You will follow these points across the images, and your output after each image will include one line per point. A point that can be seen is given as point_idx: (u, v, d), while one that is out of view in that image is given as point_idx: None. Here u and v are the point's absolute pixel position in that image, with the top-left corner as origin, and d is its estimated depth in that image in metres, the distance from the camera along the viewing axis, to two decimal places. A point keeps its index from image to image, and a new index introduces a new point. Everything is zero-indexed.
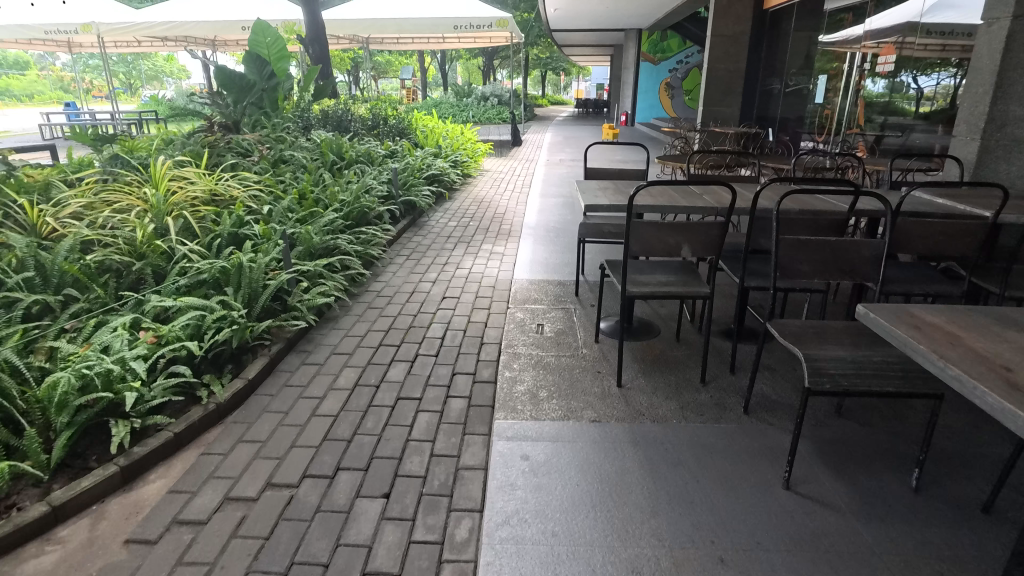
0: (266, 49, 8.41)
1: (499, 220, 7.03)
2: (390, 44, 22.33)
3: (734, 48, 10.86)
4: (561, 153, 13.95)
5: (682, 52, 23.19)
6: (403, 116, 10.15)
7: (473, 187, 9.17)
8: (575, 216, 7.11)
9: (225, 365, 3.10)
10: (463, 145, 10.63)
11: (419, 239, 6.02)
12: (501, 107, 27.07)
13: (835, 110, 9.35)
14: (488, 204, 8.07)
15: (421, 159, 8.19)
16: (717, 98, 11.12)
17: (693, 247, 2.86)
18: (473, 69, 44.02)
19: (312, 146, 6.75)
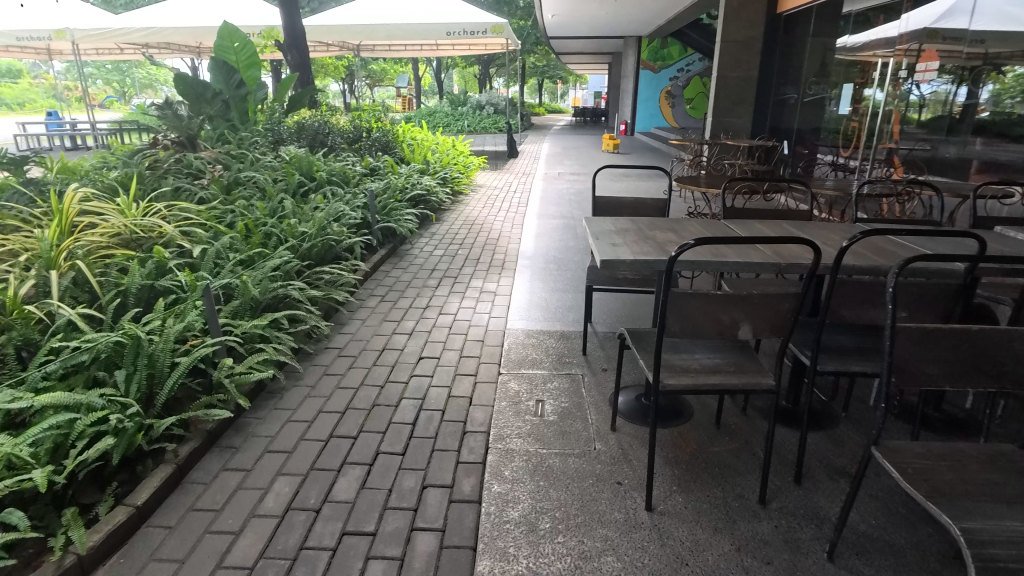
0: (234, 55, 7.64)
1: (492, 248, 6.20)
2: (382, 52, 21.60)
3: (745, 54, 10.28)
4: (559, 166, 13.16)
5: (682, 60, 22.33)
6: (388, 127, 9.33)
7: (465, 206, 8.35)
8: (578, 243, 6.30)
9: (108, 483, 2.27)
10: (455, 160, 9.81)
11: (397, 274, 5.18)
12: (497, 117, 26.34)
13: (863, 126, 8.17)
14: (479, 227, 7.25)
15: (406, 177, 7.37)
16: (727, 109, 10.49)
17: (757, 328, 2.03)
18: (470, 77, 43.44)
19: (278, 164, 5.93)
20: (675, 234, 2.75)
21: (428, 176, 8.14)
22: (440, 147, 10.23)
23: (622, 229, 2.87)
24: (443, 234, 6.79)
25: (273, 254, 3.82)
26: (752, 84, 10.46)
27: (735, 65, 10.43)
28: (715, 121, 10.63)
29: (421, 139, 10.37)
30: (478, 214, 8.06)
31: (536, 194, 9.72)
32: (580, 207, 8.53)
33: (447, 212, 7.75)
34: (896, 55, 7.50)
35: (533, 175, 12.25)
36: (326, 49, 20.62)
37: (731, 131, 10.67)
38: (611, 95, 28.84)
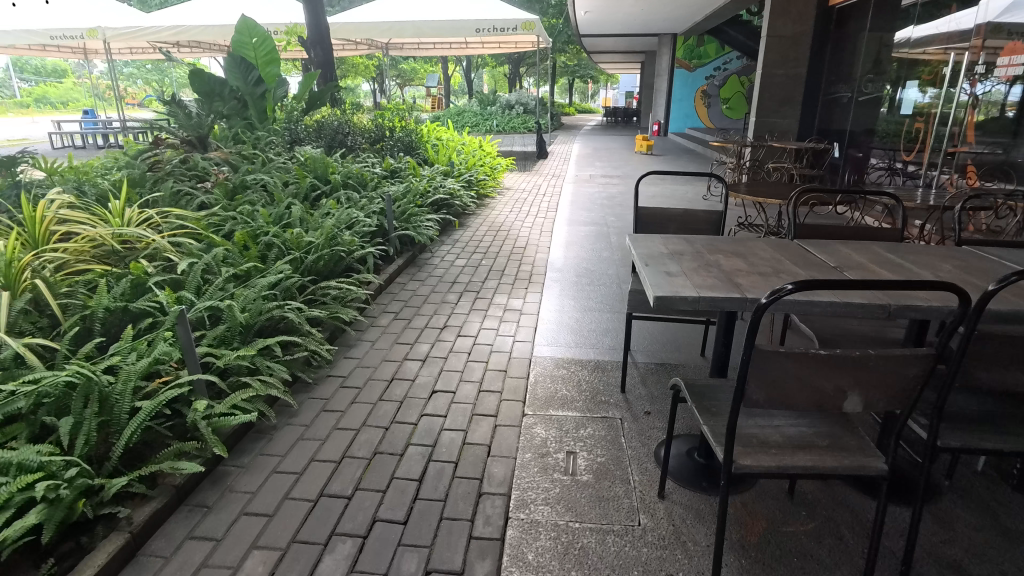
0: (252, 51, 7.27)
1: (517, 258, 5.72)
2: (411, 50, 21.35)
3: (794, 50, 9.67)
4: (590, 169, 12.63)
5: (720, 58, 21.70)
6: (412, 127, 8.91)
7: (490, 211, 7.92)
8: (612, 254, 5.78)
9: (45, 558, 1.88)
10: (481, 162, 9.35)
11: (414, 287, 4.75)
12: (527, 116, 25.89)
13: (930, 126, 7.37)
14: (505, 233, 6.78)
15: (429, 179, 6.93)
16: (772, 108, 9.88)
17: (869, 398, 1.52)
18: (499, 77, 43.17)
19: (291, 167, 5.56)
20: (742, 258, 2.24)
21: (453, 178, 7.70)
22: (466, 148, 9.79)
23: (675, 250, 2.37)
24: (466, 241, 6.33)
25: (273, 268, 3.41)
26: (800, 82, 9.78)
27: (781, 63, 9.76)
28: (759, 121, 9.97)
29: (447, 139, 9.95)
30: (505, 219, 7.58)
31: (566, 198, 9.22)
32: (614, 212, 7.99)
33: (471, 217, 7.30)
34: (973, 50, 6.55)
35: (562, 177, 11.72)
36: (355, 48, 20.42)
37: (776, 132, 10.00)
38: (644, 95, 28.10)
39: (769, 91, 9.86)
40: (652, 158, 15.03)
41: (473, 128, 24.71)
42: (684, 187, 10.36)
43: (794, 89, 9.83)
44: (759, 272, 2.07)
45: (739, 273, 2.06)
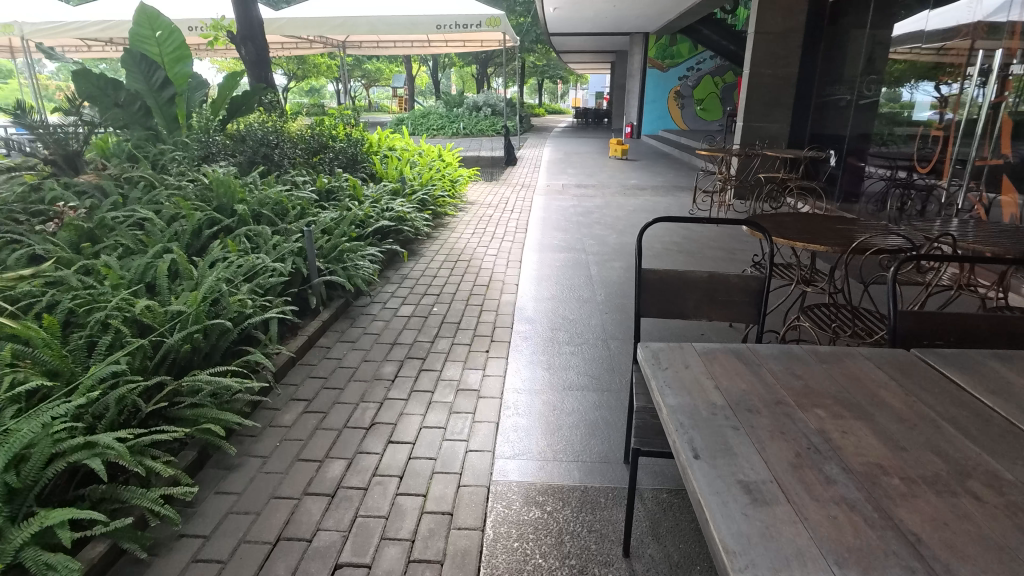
0: (155, 46, 6.10)
1: (477, 303, 4.64)
2: (369, 49, 20.08)
3: (783, 48, 8.80)
4: (563, 177, 11.64)
5: (693, 58, 21.05)
6: (359, 136, 7.74)
7: (450, 233, 6.83)
8: (591, 295, 4.75)
9: None
10: (440, 174, 8.21)
11: (340, 356, 3.63)
12: (494, 118, 24.82)
13: (954, 130, 6.40)
14: (465, 265, 5.69)
15: (373, 200, 5.80)
16: (760, 112, 9.04)
17: None
18: (467, 77, 42.11)
19: (187, 194, 4.40)
20: (859, 418, 1.21)
21: (400, 194, 6.55)
22: (423, 157, 8.64)
23: (731, 390, 1.32)
24: (416, 277, 5.22)
25: (95, 370, 2.28)
26: (790, 85, 8.94)
27: (770, 62, 8.88)
28: (746, 127, 9.12)
29: (401, 148, 8.78)
30: (466, 243, 6.49)
31: (537, 214, 8.17)
32: (590, 232, 6.98)
33: (424, 244, 6.18)
34: (1010, 44, 5.55)
35: (532, 187, 10.69)
36: (310, 46, 19.13)
37: (764, 139, 9.17)
38: (615, 95, 27.29)
39: (756, 93, 8.99)
40: (628, 163, 14.13)
41: (439, 131, 23.60)
42: (666, 199, 9.47)
43: (784, 92, 8.98)
44: (920, 474, 1.03)
45: (883, 476, 1.03)
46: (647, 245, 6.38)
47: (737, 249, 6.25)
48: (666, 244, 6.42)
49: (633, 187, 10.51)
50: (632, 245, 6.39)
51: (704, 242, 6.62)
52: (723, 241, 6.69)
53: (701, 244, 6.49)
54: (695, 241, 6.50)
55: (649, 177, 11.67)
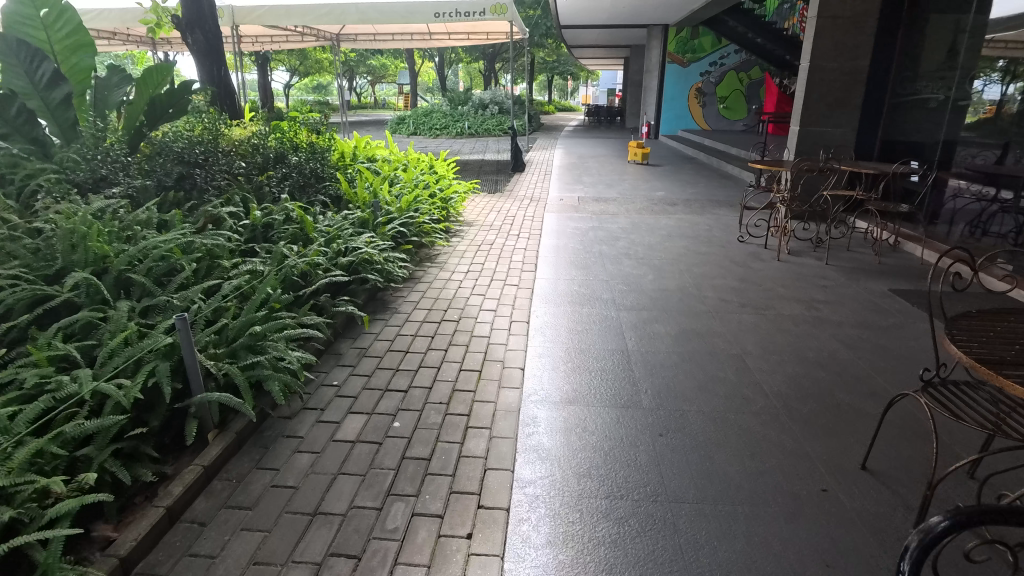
0: (42, 30, 4.63)
1: (463, 410, 3.09)
2: (364, 43, 18.54)
3: (852, 36, 7.18)
4: (580, 188, 10.11)
5: (715, 52, 19.35)
6: (326, 145, 6.18)
7: (437, 273, 5.32)
8: (632, 399, 3.18)
9: None
10: (429, 191, 6.60)
11: (217, 553, 2.10)
12: (501, 117, 23.22)
13: None
14: (451, 329, 4.15)
15: (326, 243, 4.23)
16: (821, 115, 7.46)
17: None
18: (474, 72, 40.62)
19: (19, 250, 2.96)
20: None
21: (368, 225, 4.97)
22: (410, 168, 7.03)
23: None
24: (378, 357, 3.67)
25: None
26: (859, 81, 7.31)
27: (834, 53, 7.26)
28: (802, 132, 7.53)
29: (384, 157, 7.19)
30: (456, 291, 4.91)
31: (548, 241, 6.60)
32: (618, 270, 5.46)
33: (395, 299, 4.60)
34: None
35: (542, 201, 9.13)
36: (302, 38, 17.64)
37: (824, 146, 7.58)
38: (630, 92, 25.54)
39: (817, 91, 7.39)
40: (652, 170, 12.51)
41: (443, 131, 22.08)
42: (702, 218, 7.91)
43: (851, 89, 7.37)
44: None
45: None
46: (695, 295, 4.80)
47: (817, 301, 4.71)
48: (721, 293, 4.84)
49: (660, 202, 8.94)
50: (675, 293, 4.85)
51: (767, 286, 5.06)
52: (789, 284, 5.13)
53: (763, 291, 4.92)
54: (756, 287, 4.98)
55: (678, 188, 10.07)
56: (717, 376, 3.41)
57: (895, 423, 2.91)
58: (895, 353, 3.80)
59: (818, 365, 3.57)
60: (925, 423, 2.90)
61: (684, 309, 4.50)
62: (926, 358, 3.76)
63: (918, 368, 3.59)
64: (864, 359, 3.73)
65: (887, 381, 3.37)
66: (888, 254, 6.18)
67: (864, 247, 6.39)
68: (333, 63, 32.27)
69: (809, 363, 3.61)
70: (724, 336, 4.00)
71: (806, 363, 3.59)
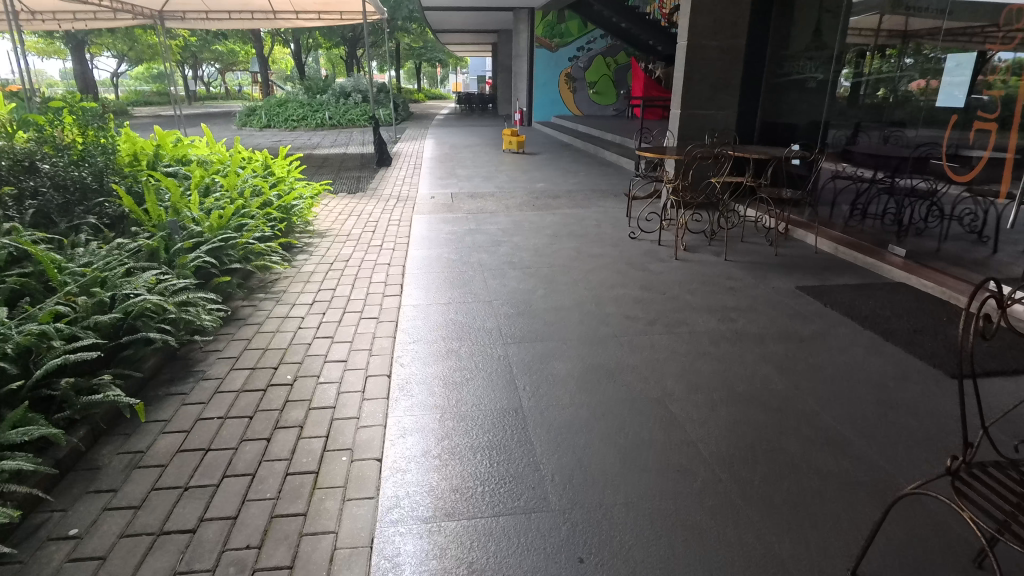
0: None
1: (288, 556, 2.00)
2: (195, 23, 15.99)
3: (730, 13, 6.80)
4: (454, 182, 9.13)
5: (583, 36, 19.19)
6: (108, 144, 4.60)
7: (271, 310, 4.09)
8: (535, 499, 2.24)
9: None
10: (264, 196, 5.18)
11: None
12: (366, 105, 21.57)
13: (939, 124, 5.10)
14: (284, 397, 2.99)
15: (75, 300, 2.84)
16: (702, 96, 7.06)
17: None
18: (335, 58, 38.13)
19: None
20: None
21: (161, 259, 3.58)
22: (238, 169, 5.55)
23: None
24: (156, 471, 2.43)
25: None
26: (738, 60, 6.98)
27: (713, 31, 6.85)
28: (685, 115, 7.09)
29: (203, 155, 5.63)
30: (294, 336, 3.69)
31: (418, 250, 5.54)
32: (504, 285, 4.56)
33: (200, 361, 3.30)
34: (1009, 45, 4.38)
35: (412, 199, 8.02)
36: (114, 15, 14.85)
37: (707, 129, 7.19)
38: (500, 77, 24.87)
39: (697, 71, 6.96)
40: (529, 159, 11.84)
41: (301, 122, 20.06)
42: (588, 211, 7.26)
43: (731, 69, 7.02)
44: None
45: None
46: (597, 313, 4.01)
47: (730, 309, 4.13)
48: (624, 307, 4.11)
49: (543, 194, 8.20)
50: (573, 311, 4.05)
51: (673, 293, 4.42)
52: (695, 288, 4.53)
53: (670, 301, 4.26)
54: (662, 296, 4.33)
55: (559, 178, 9.40)
56: (642, 446, 2.57)
57: (864, 496, 2.28)
58: (832, 374, 3.24)
59: (757, 405, 2.90)
60: (894, 490, 2.32)
61: (587, 334, 3.69)
62: (864, 377, 3.25)
63: (861, 392, 3.06)
64: (801, 386, 3.14)
65: (839, 421, 2.77)
66: (784, 244, 5.84)
67: (758, 236, 6.01)
68: (167, 47, 28.41)
69: (745, 402, 2.93)
70: (639, 370, 3.24)
71: (742, 401, 2.92)
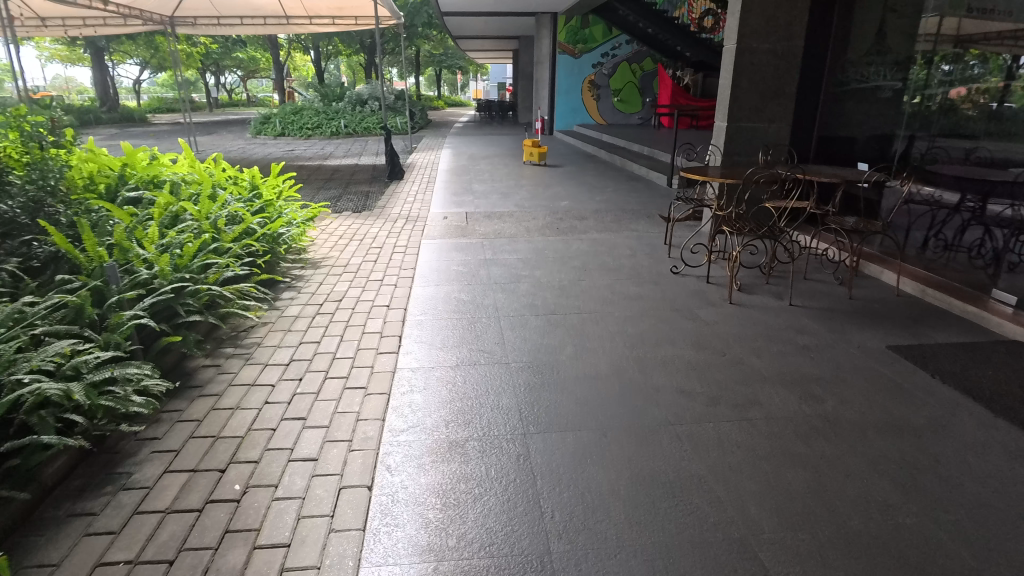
0: None
1: None
2: (205, 29, 15.49)
3: (786, 11, 5.91)
4: (469, 200, 8.34)
5: (607, 42, 18.41)
6: (55, 164, 3.86)
7: (237, 376, 3.30)
8: None
9: None
10: (243, 225, 4.38)
11: None
12: (382, 114, 20.98)
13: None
14: (225, 525, 2.19)
15: None
16: (751, 107, 6.17)
17: None
18: (355, 66, 37.87)
19: None
20: None
21: (85, 321, 2.80)
22: (219, 191, 4.78)
23: None
24: None
25: None
26: (794, 65, 6.09)
27: (765, 31, 5.96)
28: (731, 129, 6.21)
29: (179, 175, 4.87)
30: (256, 418, 2.89)
31: (423, 287, 4.72)
32: (524, 340, 3.72)
33: (126, 462, 2.52)
34: None
35: (422, 219, 7.25)
36: (124, 21, 14.38)
37: (756, 144, 6.30)
38: (520, 85, 24.15)
39: (746, 78, 6.08)
40: (551, 173, 11.01)
41: (315, 131, 19.50)
42: (620, 235, 6.40)
43: (785, 75, 6.13)
44: None
45: None
46: (641, 384, 3.17)
47: (809, 380, 3.25)
48: (674, 377, 3.26)
49: (567, 215, 7.36)
50: (611, 381, 3.20)
51: (734, 353, 3.56)
52: (760, 346, 3.66)
53: (732, 366, 3.41)
54: (720, 360, 3.46)
55: (585, 196, 8.55)
56: None
57: None
58: (971, 497, 2.36)
59: (883, 557, 2.03)
60: None
61: (631, 421, 2.83)
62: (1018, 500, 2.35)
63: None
64: (935, 516, 2.25)
65: None
66: (856, 281, 4.92)
67: (824, 271, 5.09)
68: (186, 54, 28.25)
69: (864, 550, 2.06)
70: (708, 486, 2.39)
71: (859, 548, 2.06)
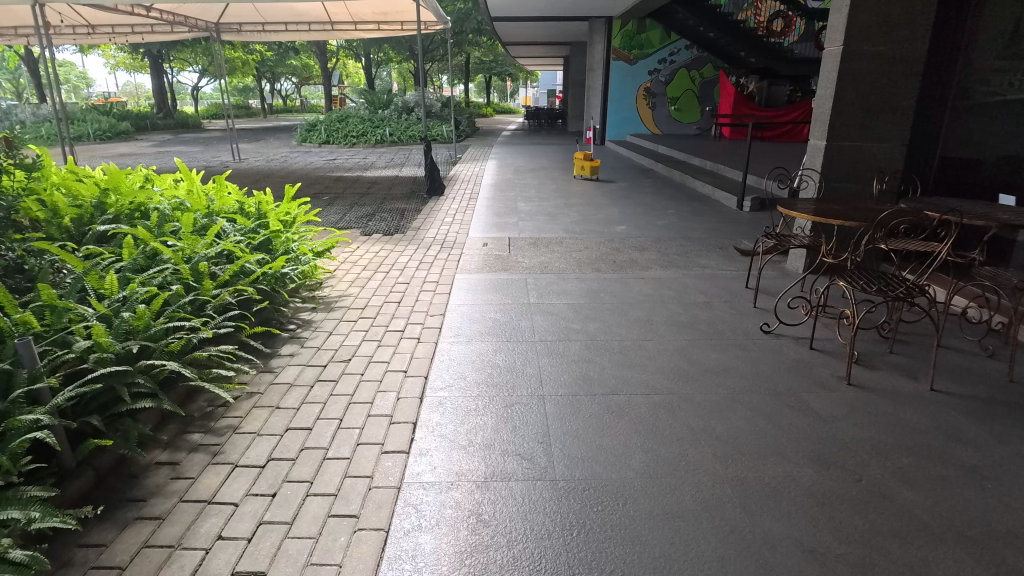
0: None
1: None
2: (250, 36, 15.20)
3: (906, 6, 4.78)
4: (512, 222, 7.45)
5: (664, 48, 17.34)
6: None
7: (193, 484, 2.48)
8: None
9: None
10: (234, 267, 3.62)
11: None
12: (428, 122, 20.39)
13: None
14: None
15: None
16: (856, 124, 5.07)
17: None
18: (404, 73, 37.73)
19: None
20: None
21: None
22: (212, 221, 4.04)
23: None
24: None
25: None
26: (913, 73, 4.95)
27: (879, 31, 4.85)
28: (830, 150, 5.11)
29: (171, 202, 4.16)
30: (198, 570, 2.05)
31: (452, 344, 3.83)
32: (577, 439, 2.78)
33: None
34: None
35: (458, 246, 6.40)
36: (171, 28, 14.17)
37: (860, 167, 5.18)
38: (571, 92, 23.23)
39: (853, 87, 4.97)
40: (603, 189, 10.04)
41: (360, 139, 19.01)
42: (689, 274, 5.37)
43: (901, 85, 5.00)
44: None
45: None
46: (745, 536, 2.18)
47: (995, 536, 2.20)
48: (793, 522, 2.26)
49: (624, 244, 6.38)
50: (702, 527, 2.22)
51: (873, 480, 2.52)
52: (908, 467, 2.61)
53: (875, 504, 2.38)
54: (854, 489, 2.44)
55: (643, 220, 7.54)
56: None
57: None
58: None
59: None
60: None
61: None
62: None
63: None
64: None
65: None
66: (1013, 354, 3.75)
67: (965, 337, 3.93)
68: (239, 62, 28.49)
69: None
70: None
71: None
